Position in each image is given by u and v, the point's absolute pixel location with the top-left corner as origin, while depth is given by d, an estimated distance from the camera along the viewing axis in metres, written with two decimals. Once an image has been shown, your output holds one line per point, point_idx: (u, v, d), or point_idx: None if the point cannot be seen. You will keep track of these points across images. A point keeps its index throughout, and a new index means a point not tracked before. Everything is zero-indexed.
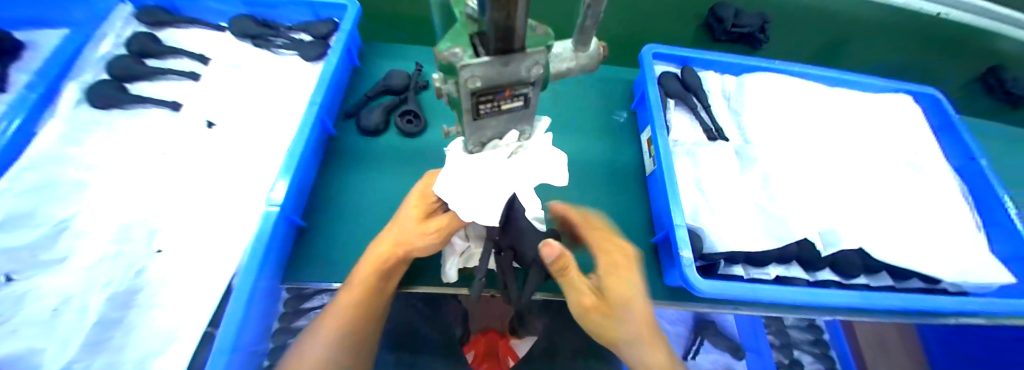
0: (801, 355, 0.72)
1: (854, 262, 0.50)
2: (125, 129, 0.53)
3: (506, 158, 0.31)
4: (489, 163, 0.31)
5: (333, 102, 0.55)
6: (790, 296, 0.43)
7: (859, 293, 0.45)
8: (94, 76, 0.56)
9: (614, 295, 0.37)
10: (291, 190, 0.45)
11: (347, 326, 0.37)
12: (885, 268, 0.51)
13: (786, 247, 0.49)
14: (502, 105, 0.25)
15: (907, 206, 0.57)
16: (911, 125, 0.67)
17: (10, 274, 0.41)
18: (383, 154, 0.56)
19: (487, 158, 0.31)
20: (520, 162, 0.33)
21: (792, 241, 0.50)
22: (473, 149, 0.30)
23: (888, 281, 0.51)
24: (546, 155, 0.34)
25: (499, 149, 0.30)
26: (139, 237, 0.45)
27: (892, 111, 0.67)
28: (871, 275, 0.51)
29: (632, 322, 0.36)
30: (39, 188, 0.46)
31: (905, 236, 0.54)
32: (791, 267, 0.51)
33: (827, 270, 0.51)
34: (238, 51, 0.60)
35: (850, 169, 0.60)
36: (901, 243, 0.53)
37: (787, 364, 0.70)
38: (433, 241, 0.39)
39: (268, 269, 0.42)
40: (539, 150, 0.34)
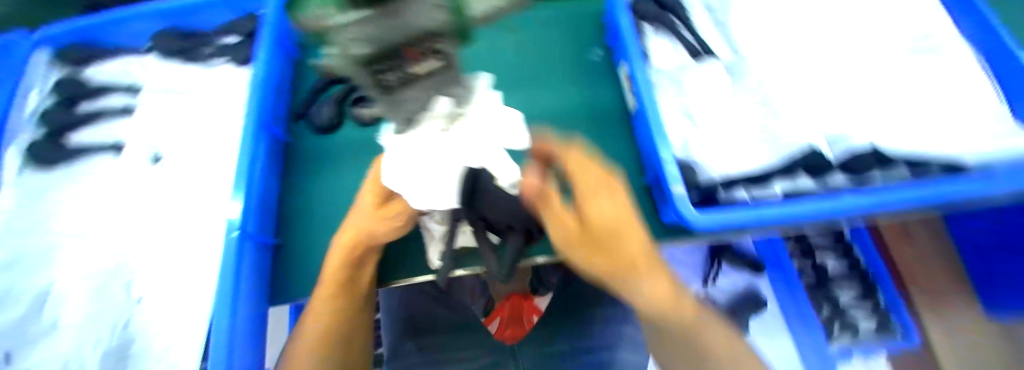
0: (823, 257, 0.72)
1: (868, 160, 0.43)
2: (75, 181, 0.51)
3: (441, 132, 0.28)
4: (426, 138, 0.28)
5: (276, 104, 0.51)
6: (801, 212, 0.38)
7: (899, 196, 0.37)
8: (32, 134, 0.53)
9: (615, 245, 0.28)
10: (249, 210, 0.42)
11: (328, 328, 0.36)
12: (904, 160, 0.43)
13: (790, 160, 0.45)
14: (411, 70, 0.20)
15: (930, 85, 0.50)
16: None
17: (8, 354, 0.41)
18: (342, 152, 0.52)
19: (424, 135, 0.28)
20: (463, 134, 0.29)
21: (799, 152, 0.45)
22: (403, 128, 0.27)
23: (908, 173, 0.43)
24: (493, 111, 0.30)
25: (433, 121, 0.27)
26: (120, 289, 0.44)
27: None
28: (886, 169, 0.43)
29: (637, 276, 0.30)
30: (10, 261, 0.45)
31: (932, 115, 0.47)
32: (800, 180, 0.43)
33: (837, 173, 0.44)
34: (166, 73, 0.56)
35: (854, 59, 0.54)
36: (923, 129, 0.47)
37: (809, 269, 0.71)
38: (395, 227, 0.36)
39: (245, 293, 0.40)
40: (488, 114, 0.30)
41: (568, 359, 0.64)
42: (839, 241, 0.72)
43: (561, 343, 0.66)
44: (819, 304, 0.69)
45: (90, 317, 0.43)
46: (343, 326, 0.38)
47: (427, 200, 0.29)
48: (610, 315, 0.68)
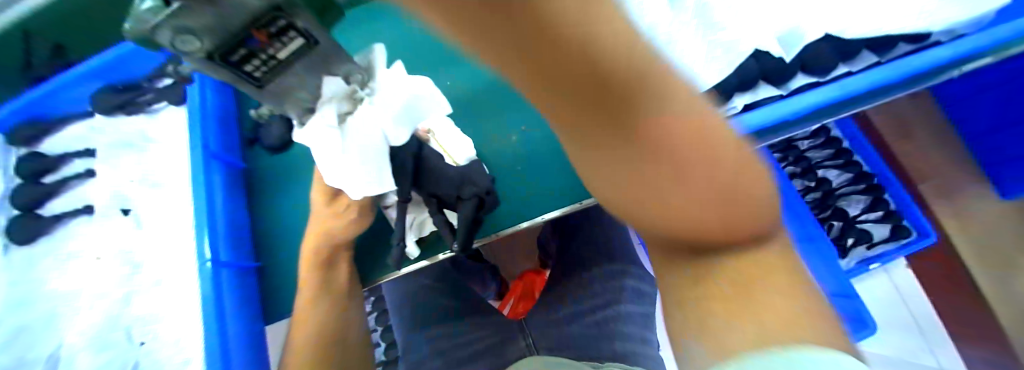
0: (827, 172, 0.70)
1: (827, 54, 0.43)
2: (61, 249, 0.53)
3: (331, 130, 0.28)
4: (330, 132, 0.28)
5: (226, 135, 0.51)
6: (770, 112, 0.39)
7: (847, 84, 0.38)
8: (7, 216, 0.53)
9: (633, 98, 0.09)
10: (217, 239, 0.42)
11: (319, 329, 0.37)
12: (865, 44, 0.43)
13: (743, 68, 0.44)
14: (275, 54, 0.22)
15: None
16: None
17: None
18: (301, 165, 0.52)
19: (319, 137, 0.28)
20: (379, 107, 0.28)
21: (748, 59, 0.44)
22: (302, 116, 0.28)
23: (872, 58, 0.43)
24: (407, 86, 0.28)
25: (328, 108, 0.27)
26: (120, 338, 0.45)
27: None
28: (847, 60, 0.43)
29: (657, 164, 0.11)
30: (14, 334, 0.47)
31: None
32: (761, 90, 0.45)
33: (799, 76, 0.45)
34: (113, 127, 0.55)
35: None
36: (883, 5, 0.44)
37: (814, 186, 0.69)
38: (348, 221, 0.37)
39: (233, 318, 0.40)
40: (398, 85, 0.28)
41: (573, 321, 0.62)
42: (840, 152, 0.70)
43: (565, 307, 0.65)
44: (829, 219, 0.67)
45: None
46: (332, 327, 0.38)
47: (355, 186, 0.28)
48: (607, 270, 0.66)
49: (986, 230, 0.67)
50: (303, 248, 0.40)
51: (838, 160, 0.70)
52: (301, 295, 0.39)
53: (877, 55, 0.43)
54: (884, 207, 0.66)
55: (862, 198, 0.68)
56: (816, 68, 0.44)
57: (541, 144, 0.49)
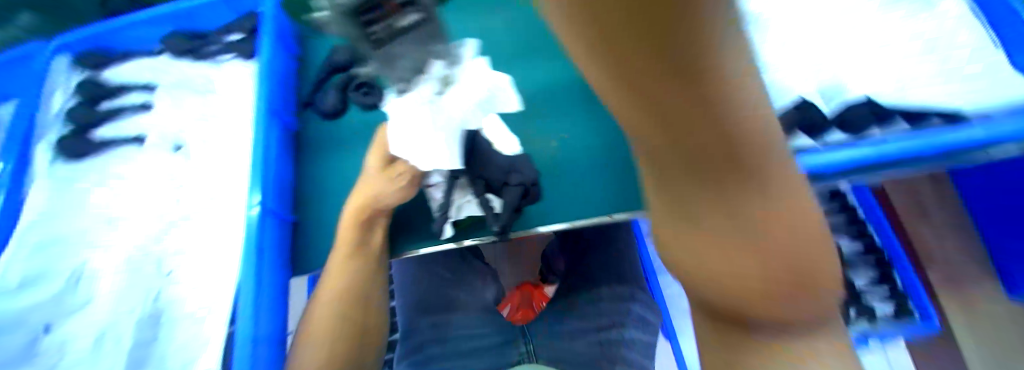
0: (840, 238, 0.69)
1: (865, 115, 0.45)
2: (103, 172, 0.54)
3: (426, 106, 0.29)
4: (416, 103, 0.29)
5: (285, 95, 0.54)
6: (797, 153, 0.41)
7: (874, 146, 0.40)
8: (59, 131, 0.56)
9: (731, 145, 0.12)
10: (266, 188, 0.44)
11: (347, 287, 0.39)
12: (897, 112, 0.44)
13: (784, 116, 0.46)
14: (397, 22, 0.24)
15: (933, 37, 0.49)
16: None
17: (47, 324, 0.45)
18: (347, 136, 0.54)
19: (412, 111, 0.29)
20: (455, 95, 0.30)
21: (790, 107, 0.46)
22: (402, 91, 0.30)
23: (904, 126, 0.43)
24: (488, 73, 0.30)
25: (428, 84, 0.30)
26: (151, 265, 0.48)
27: None
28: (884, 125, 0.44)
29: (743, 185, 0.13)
30: (45, 245, 0.48)
31: (934, 68, 0.46)
32: (800, 138, 0.45)
33: (836, 131, 0.45)
34: (181, 69, 0.59)
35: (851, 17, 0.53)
36: (928, 80, 0.46)
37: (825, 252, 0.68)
38: (400, 187, 0.40)
39: (269, 264, 0.43)
40: (481, 74, 0.30)
41: (577, 338, 0.63)
42: (855, 221, 0.70)
43: (570, 322, 0.65)
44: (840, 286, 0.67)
45: (123, 293, 0.46)
46: (361, 289, 0.40)
47: (427, 158, 0.29)
48: (613, 291, 0.67)
49: (990, 318, 0.67)
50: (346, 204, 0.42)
51: (854, 230, 0.70)
52: (335, 250, 0.41)
53: (910, 124, 0.43)
54: (890, 283, 0.67)
55: (871, 271, 0.68)
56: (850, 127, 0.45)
57: (579, 154, 0.50)
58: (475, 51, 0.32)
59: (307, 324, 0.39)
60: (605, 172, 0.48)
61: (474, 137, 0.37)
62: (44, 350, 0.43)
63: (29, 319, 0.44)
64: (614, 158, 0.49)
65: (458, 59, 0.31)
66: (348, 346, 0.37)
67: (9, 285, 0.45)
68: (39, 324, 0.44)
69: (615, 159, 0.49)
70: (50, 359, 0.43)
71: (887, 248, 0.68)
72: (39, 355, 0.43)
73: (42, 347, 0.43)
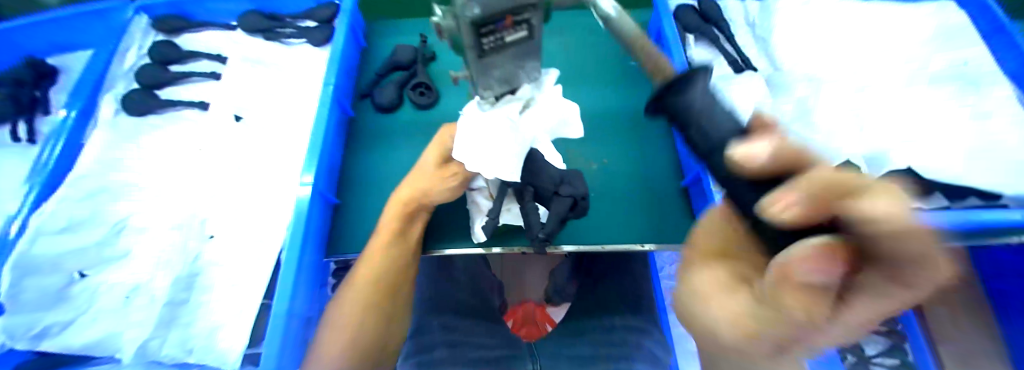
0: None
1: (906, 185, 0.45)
2: (161, 131, 0.57)
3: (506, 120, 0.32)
4: (497, 116, 0.32)
5: (346, 84, 0.57)
6: None
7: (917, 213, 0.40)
8: (124, 86, 0.59)
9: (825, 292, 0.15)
10: (321, 168, 0.46)
11: (381, 275, 0.40)
12: (938, 187, 0.45)
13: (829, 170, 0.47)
14: (506, 37, 0.25)
15: (973, 122, 0.50)
16: (982, 31, 0.57)
17: (82, 271, 0.48)
18: (396, 127, 0.57)
19: (492, 122, 0.31)
20: (532, 117, 0.33)
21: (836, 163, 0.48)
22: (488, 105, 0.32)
23: (943, 202, 0.45)
24: (559, 107, 0.34)
25: (512, 104, 0.32)
26: (195, 226, 0.50)
27: (957, 17, 0.58)
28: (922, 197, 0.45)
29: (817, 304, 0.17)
30: (95, 193, 0.51)
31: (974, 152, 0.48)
32: None
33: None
34: (251, 46, 0.62)
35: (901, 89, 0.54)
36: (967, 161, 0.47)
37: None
38: (450, 186, 0.41)
39: (310, 246, 0.44)
40: (553, 103, 0.34)
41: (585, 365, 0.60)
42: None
43: (580, 347, 0.63)
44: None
45: (164, 249, 0.48)
46: (393, 280, 0.41)
47: (494, 167, 0.31)
48: (627, 322, 0.66)
49: None
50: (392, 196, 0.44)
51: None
52: (375, 237, 0.42)
53: (949, 200, 0.44)
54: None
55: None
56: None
57: (618, 182, 0.51)
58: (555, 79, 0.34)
59: (335, 306, 0.39)
60: (642, 203, 0.49)
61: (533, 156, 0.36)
62: (74, 296, 0.46)
63: (67, 266, 0.47)
64: (651, 191, 0.50)
65: (540, 83, 0.33)
66: (379, 331, 0.39)
67: (53, 228, 0.48)
68: (74, 270, 0.48)
69: (653, 191, 0.50)
70: (78, 304, 0.46)
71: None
72: (67, 301, 0.46)
73: (73, 292, 0.47)
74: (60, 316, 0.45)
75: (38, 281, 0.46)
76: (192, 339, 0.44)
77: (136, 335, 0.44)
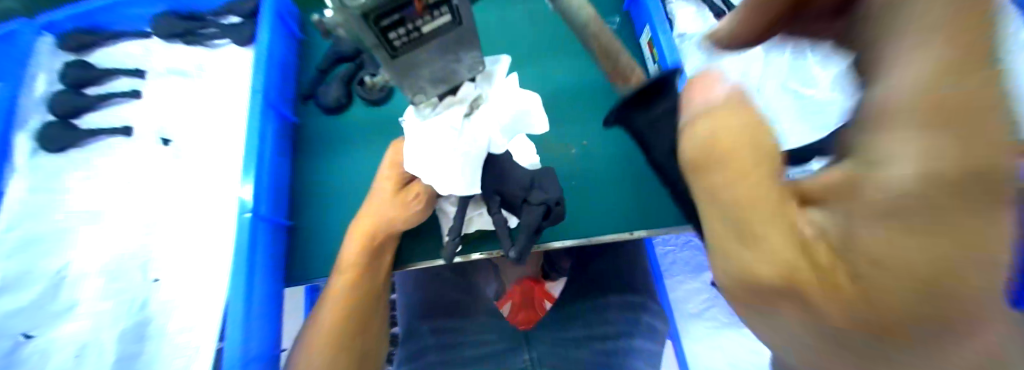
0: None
1: None
2: (86, 165, 0.51)
3: (451, 130, 0.27)
4: (441, 122, 0.27)
5: (282, 85, 0.50)
6: None
7: None
8: (41, 119, 0.52)
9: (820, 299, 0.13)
10: (261, 192, 0.42)
11: (347, 314, 0.36)
12: None
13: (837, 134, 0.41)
14: (421, 25, 0.19)
15: None
16: None
17: (27, 332, 0.43)
18: (350, 131, 0.51)
19: (435, 132, 0.27)
20: (483, 119, 0.27)
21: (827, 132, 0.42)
22: (426, 112, 0.27)
23: None
24: (517, 100, 0.28)
25: (455, 107, 0.27)
26: (136, 274, 0.46)
27: None
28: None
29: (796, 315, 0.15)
30: (28, 242, 0.46)
31: None
32: None
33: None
34: (173, 54, 0.55)
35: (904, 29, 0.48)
36: None
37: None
38: (412, 212, 0.37)
39: (263, 272, 0.40)
40: (510, 95, 0.28)
41: (582, 346, 0.58)
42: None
43: (575, 329, 0.60)
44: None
45: (110, 300, 0.44)
46: (364, 317, 0.37)
47: (445, 182, 0.28)
48: (624, 300, 0.63)
49: None
50: (352, 225, 0.38)
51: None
52: (339, 274, 0.38)
53: None
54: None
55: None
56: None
57: (598, 165, 0.46)
58: (509, 68, 0.28)
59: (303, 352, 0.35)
60: (626, 185, 0.45)
61: (499, 163, 0.31)
62: (26, 358, 0.42)
63: (13, 327, 0.43)
64: (635, 171, 0.45)
65: (489, 77, 0.28)
66: None
67: None
68: (20, 331, 0.43)
69: (635, 172, 0.45)
70: (32, 367, 0.42)
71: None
72: (19, 365, 0.42)
73: (25, 354, 0.42)
74: None
75: None
76: None
77: None
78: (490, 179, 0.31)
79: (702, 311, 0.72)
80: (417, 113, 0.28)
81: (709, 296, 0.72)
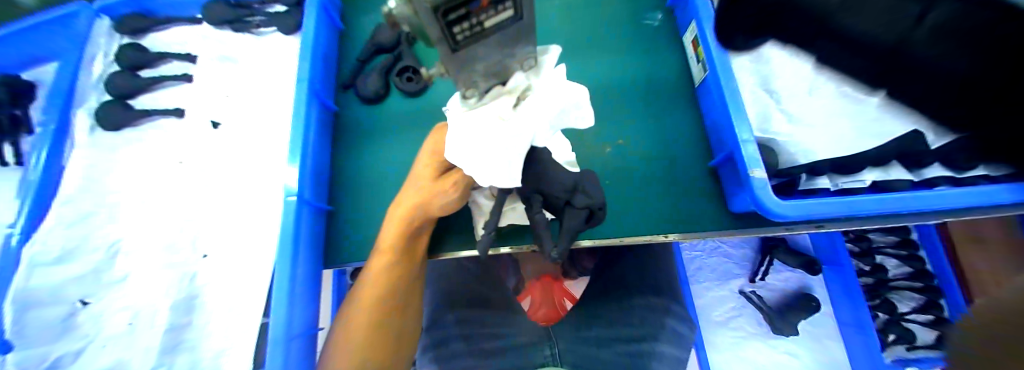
0: (885, 260, 0.68)
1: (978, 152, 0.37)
2: (142, 144, 0.53)
3: (499, 121, 0.27)
4: (489, 116, 0.27)
5: (326, 74, 0.51)
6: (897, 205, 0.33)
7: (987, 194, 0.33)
8: (98, 99, 0.54)
9: None
10: (305, 175, 0.43)
11: (385, 296, 0.37)
12: None
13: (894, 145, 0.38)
14: (483, 23, 0.19)
15: None
16: None
17: (83, 299, 0.46)
18: (389, 122, 0.52)
19: (482, 122, 0.27)
20: (529, 111, 0.27)
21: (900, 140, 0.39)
22: (474, 103, 0.28)
23: None
24: (563, 93, 0.28)
25: (503, 98, 0.27)
26: (185, 248, 0.48)
27: None
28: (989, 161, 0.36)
29: None
30: (85, 217, 0.48)
31: None
32: (892, 170, 0.38)
33: (937, 166, 0.37)
34: (221, 41, 0.57)
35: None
36: None
37: (869, 271, 0.67)
38: (453, 197, 0.37)
39: (304, 252, 0.42)
40: (557, 84, 0.28)
41: (604, 346, 0.57)
42: (905, 242, 0.67)
43: (597, 328, 0.60)
44: (876, 308, 0.65)
45: (162, 272, 0.47)
46: (400, 298, 0.38)
47: (489, 174, 0.26)
48: (651, 303, 0.62)
49: None
50: (388, 213, 0.39)
51: (901, 250, 0.67)
52: (376, 256, 0.38)
53: None
54: (936, 313, 0.63)
55: (913, 296, 0.65)
56: (956, 163, 0.36)
57: (634, 164, 0.45)
58: (557, 58, 0.28)
59: (342, 327, 0.37)
60: (663, 185, 0.44)
61: (539, 155, 0.31)
62: (80, 325, 0.45)
63: (67, 295, 0.45)
64: (673, 172, 0.45)
65: (537, 69, 0.27)
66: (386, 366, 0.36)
67: (48, 258, 0.44)
68: (76, 298, 0.45)
69: (671, 172, 0.45)
70: (86, 332, 0.44)
71: (952, 308, 0.62)
72: (74, 330, 0.44)
73: (79, 321, 0.45)
74: (66, 348, 0.43)
75: (38, 312, 0.43)
76: (199, 363, 0.43)
77: (144, 361, 0.43)
78: (530, 172, 0.31)
79: (728, 320, 0.71)
80: (463, 104, 0.28)
81: (736, 305, 0.71)
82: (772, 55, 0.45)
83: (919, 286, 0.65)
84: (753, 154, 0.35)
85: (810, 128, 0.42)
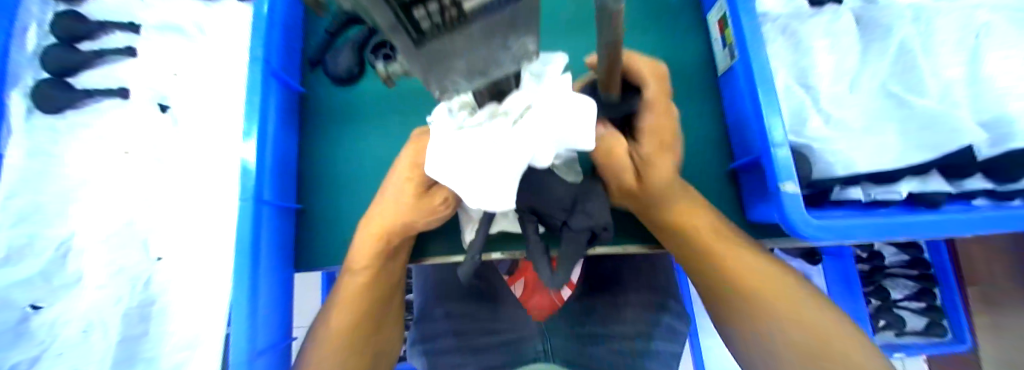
0: (884, 247, 0.73)
1: None
2: (86, 126, 0.47)
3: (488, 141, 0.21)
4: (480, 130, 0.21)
5: (289, 50, 0.44)
6: (926, 229, 0.29)
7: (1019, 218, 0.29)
8: (36, 77, 0.44)
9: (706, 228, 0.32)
10: (267, 174, 0.38)
11: (357, 319, 0.33)
12: None
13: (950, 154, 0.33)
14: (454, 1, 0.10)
15: None
16: None
17: (35, 304, 0.41)
18: (366, 107, 0.46)
19: (470, 139, 0.22)
20: (528, 131, 0.21)
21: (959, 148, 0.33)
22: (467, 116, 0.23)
23: None
24: (567, 112, 0.22)
25: (496, 120, 0.21)
26: (136, 246, 0.45)
27: None
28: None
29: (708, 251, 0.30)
30: (28, 214, 0.42)
31: None
32: (931, 180, 0.33)
33: (978, 177, 0.33)
34: (173, 8, 0.51)
35: (1014, 28, 0.36)
36: None
37: (866, 257, 0.72)
38: (435, 216, 0.33)
39: (267, 262, 0.37)
40: (559, 100, 0.22)
41: (597, 342, 0.54)
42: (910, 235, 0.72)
43: (591, 325, 0.57)
44: (869, 294, 0.71)
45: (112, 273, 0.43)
46: (377, 318, 0.35)
47: (474, 197, 0.22)
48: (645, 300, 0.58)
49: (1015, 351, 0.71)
50: (360, 228, 0.34)
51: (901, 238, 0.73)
52: (350, 274, 0.34)
53: None
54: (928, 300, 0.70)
55: (908, 283, 0.72)
56: (1002, 174, 0.32)
57: None
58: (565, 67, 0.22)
59: (311, 339, 0.34)
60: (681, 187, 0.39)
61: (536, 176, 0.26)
62: (36, 330, 0.40)
63: (15, 300, 0.40)
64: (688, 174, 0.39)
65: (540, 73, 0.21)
66: None
67: None
68: (27, 302, 0.40)
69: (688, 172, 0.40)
70: (42, 339, 0.40)
71: (944, 296, 0.70)
72: (28, 337, 0.40)
73: (34, 328, 0.40)
74: (24, 353, 0.39)
75: None
76: None
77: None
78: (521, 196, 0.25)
79: None
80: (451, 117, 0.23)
81: None
82: (815, 44, 0.40)
83: (913, 273, 0.72)
84: (787, 161, 0.29)
85: (845, 130, 0.36)
